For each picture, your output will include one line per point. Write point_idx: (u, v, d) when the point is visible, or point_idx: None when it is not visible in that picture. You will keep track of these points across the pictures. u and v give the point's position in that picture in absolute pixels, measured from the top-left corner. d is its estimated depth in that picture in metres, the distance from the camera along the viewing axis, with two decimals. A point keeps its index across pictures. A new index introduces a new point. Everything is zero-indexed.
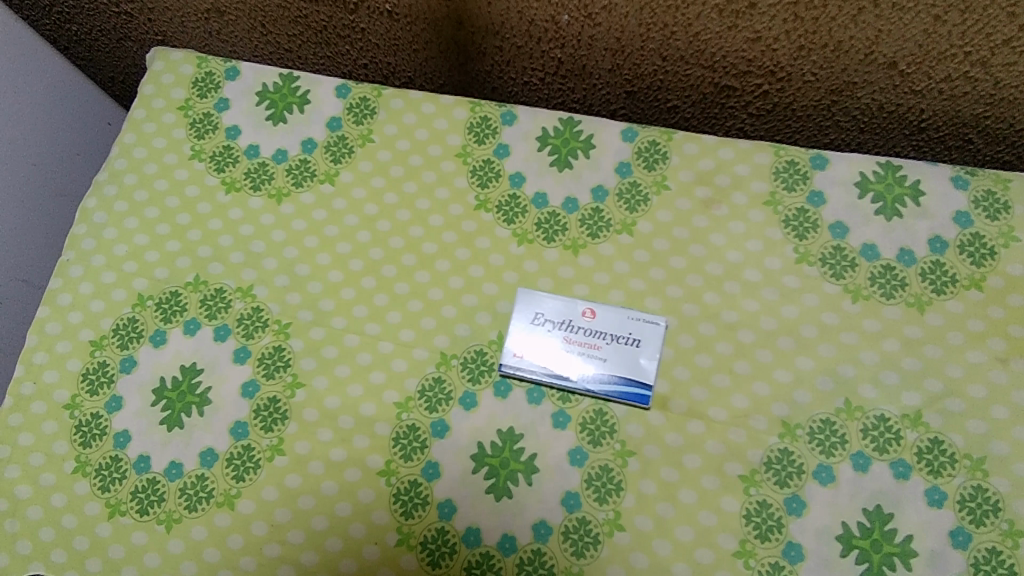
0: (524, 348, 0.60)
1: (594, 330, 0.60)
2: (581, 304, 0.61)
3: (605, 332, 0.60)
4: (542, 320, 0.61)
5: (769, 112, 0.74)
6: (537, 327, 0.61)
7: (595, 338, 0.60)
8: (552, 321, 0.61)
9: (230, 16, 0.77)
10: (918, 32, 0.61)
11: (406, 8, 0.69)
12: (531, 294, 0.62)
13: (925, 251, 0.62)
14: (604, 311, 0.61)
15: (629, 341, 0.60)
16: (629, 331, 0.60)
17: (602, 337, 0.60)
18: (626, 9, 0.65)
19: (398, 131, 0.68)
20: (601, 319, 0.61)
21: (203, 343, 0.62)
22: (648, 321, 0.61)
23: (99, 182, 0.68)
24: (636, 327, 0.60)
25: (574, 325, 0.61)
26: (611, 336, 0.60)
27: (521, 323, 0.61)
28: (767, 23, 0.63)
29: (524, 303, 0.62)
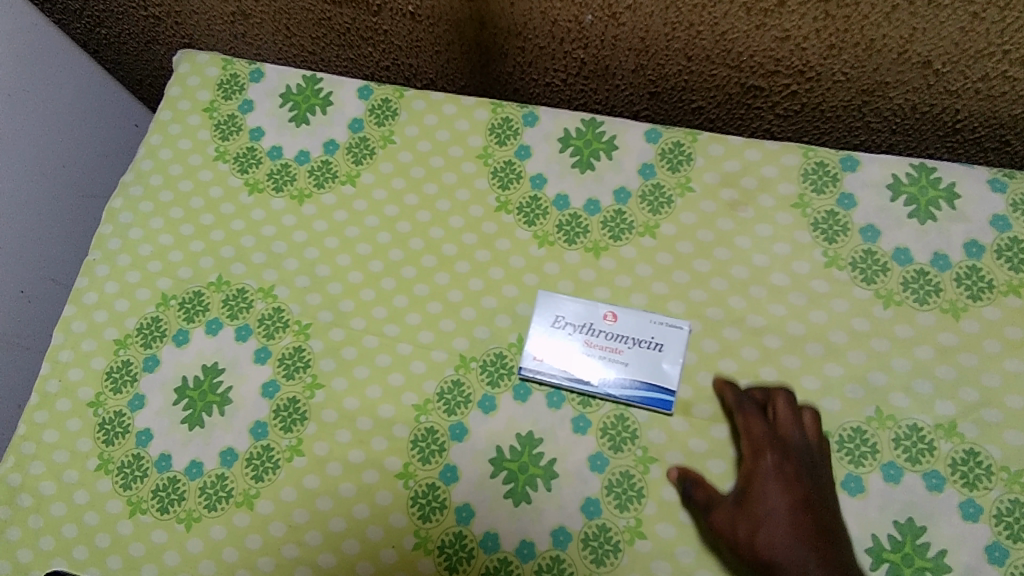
0: (544, 351, 0.59)
1: (616, 334, 0.59)
2: (602, 307, 0.61)
3: (627, 336, 0.59)
4: (562, 323, 0.60)
5: (797, 113, 0.72)
6: (557, 330, 0.60)
7: (617, 341, 0.59)
8: (572, 325, 0.60)
9: (255, 18, 0.78)
10: (955, 30, 0.59)
11: (429, 9, 0.69)
12: (551, 297, 0.61)
13: (961, 256, 0.60)
14: (626, 314, 0.60)
15: (651, 345, 0.59)
16: (651, 335, 0.59)
17: (624, 341, 0.59)
18: (651, 8, 0.64)
19: (419, 132, 0.68)
20: (623, 323, 0.60)
21: (224, 342, 0.63)
22: (671, 325, 0.60)
23: (125, 183, 0.69)
24: (659, 331, 0.59)
25: (595, 328, 0.60)
26: (633, 340, 0.59)
27: (541, 326, 0.60)
28: (796, 21, 0.62)
29: (545, 306, 0.61)
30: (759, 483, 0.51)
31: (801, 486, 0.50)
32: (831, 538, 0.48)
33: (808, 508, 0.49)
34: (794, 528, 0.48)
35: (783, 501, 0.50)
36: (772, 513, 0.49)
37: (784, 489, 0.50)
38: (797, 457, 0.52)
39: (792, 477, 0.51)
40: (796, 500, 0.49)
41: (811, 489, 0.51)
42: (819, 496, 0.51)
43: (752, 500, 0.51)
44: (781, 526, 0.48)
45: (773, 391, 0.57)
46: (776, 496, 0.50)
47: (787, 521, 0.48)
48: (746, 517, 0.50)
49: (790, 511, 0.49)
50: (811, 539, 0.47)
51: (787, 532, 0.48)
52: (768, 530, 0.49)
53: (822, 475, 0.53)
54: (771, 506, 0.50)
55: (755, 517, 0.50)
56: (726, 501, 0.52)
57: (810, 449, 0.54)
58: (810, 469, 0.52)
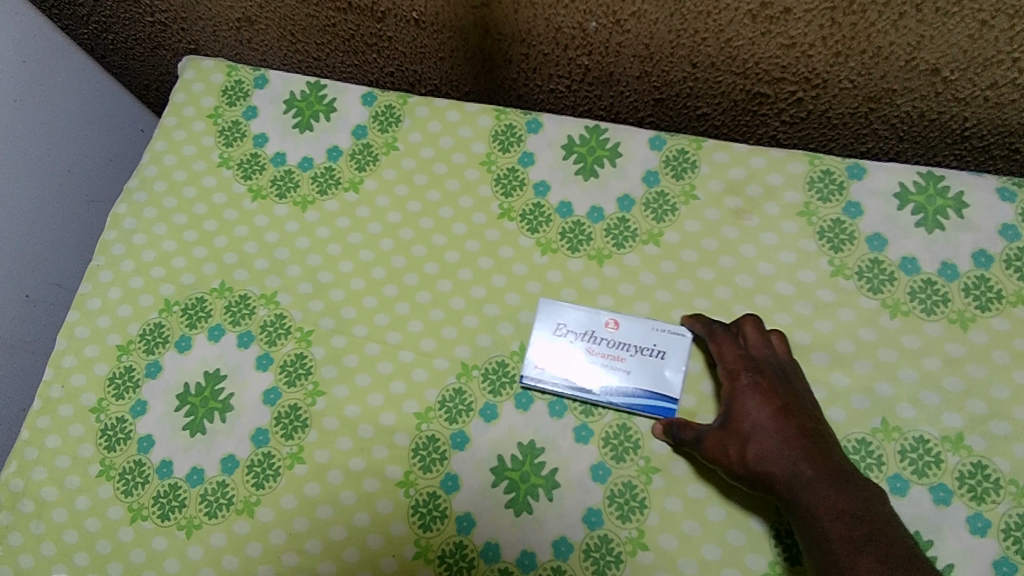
0: (546, 358, 0.59)
1: (618, 341, 0.59)
2: (604, 314, 0.60)
3: (629, 343, 0.59)
4: (564, 331, 0.60)
5: (803, 120, 0.72)
6: (558, 338, 0.60)
7: (619, 349, 0.58)
8: (574, 331, 0.60)
9: (259, 25, 0.78)
10: (963, 38, 0.59)
11: (433, 16, 0.69)
12: (553, 304, 0.61)
13: (969, 265, 0.60)
14: (628, 322, 0.59)
15: (654, 353, 0.58)
16: (654, 342, 0.58)
17: (626, 348, 0.58)
18: (656, 15, 0.63)
19: (422, 139, 0.68)
20: (625, 330, 0.59)
21: (226, 348, 0.63)
22: (674, 332, 0.59)
23: (130, 189, 0.70)
24: (661, 338, 0.58)
25: (597, 335, 0.59)
26: (635, 348, 0.58)
27: (542, 333, 0.60)
28: (802, 28, 0.61)
29: (546, 314, 0.61)
30: (738, 401, 0.53)
31: (778, 395, 0.52)
32: (816, 438, 0.50)
33: (788, 415, 0.51)
34: (778, 434, 0.50)
35: (765, 412, 0.51)
36: (756, 426, 0.51)
37: (763, 402, 0.52)
38: (769, 371, 0.54)
39: (768, 389, 0.53)
40: (777, 410, 0.52)
41: (789, 397, 0.53)
42: (798, 399, 0.53)
43: (736, 417, 0.52)
44: (767, 436, 0.50)
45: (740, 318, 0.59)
46: (756, 410, 0.52)
47: (772, 431, 0.50)
48: (734, 435, 0.52)
49: (772, 421, 0.51)
50: (797, 442, 0.49)
51: (773, 441, 0.50)
52: (755, 442, 0.51)
53: (799, 381, 0.55)
54: (754, 419, 0.51)
55: (741, 432, 0.52)
56: (712, 424, 0.54)
57: (782, 362, 0.55)
58: (784, 378, 0.54)
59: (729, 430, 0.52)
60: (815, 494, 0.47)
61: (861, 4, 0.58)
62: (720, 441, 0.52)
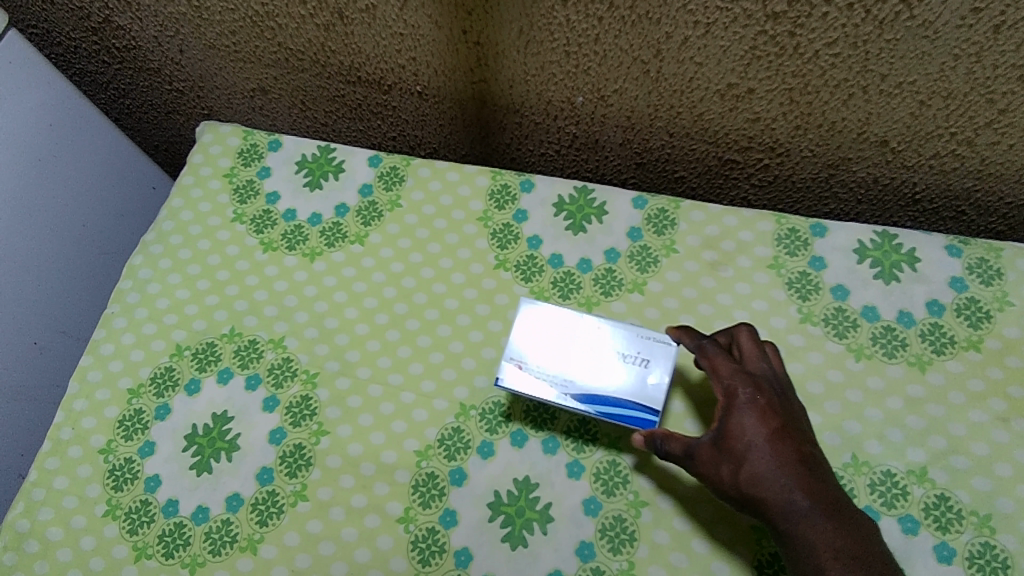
0: (526, 359, 0.58)
1: (601, 348, 0.58)
2: (588, 318, 0.60)
3: (613, 348, 0.58)
4: (546, 335, 0.59)
5: (770, 184, 0.79)
6: (541, 341, 0.59)
7: (602, 354, 0.58)
8: (557, 334, 0.59)
9: (273, 94, 0.86)
10: (905, 115, 0.67)
11: (435, 89, 0.77)
12: (537, 307, 0.60)
13: (923, 313, 0.66)
14: (612, 329, 0.59)
15: (637, 361, 0.58)
16: (637, 350, 0.58)
17: (609, 355, 0.58)
18: (636, 92, 0.71)
19: (424, 197, 0.74)
20: (608, 336, 0.59)
21: (234, 391, 0.66)
22: (659, 340, 0.58)
23: (147, 242, 0.74)
24: (646, 346, 0.58)
25: (580, 339, 0.59)
26: (618, 355, 0.58)
27: (523, 332, 0.59)
28: (765, 106, 0.69)
29: (530, 317, 0.60)
30: (735, 417, 0.53)
31: (775, 416, 0.53)
32: (810, 463, 0.51)
33: (784, 437, 0.52)
34: (774, 458, 0.51)
35: (761, 432, 0.52)
36: (752, 446, 0.51)
37: (760, 421, 0.53)
38: (766, 389, 0.55)
39: (765, 408, 0.53)
40: (773, 430, 0.52)
41: (785, 417, 0.53)
42: (792, 419, 0.54)
43: (731, 434, 0.53)
44: (762, 457, 0.51)
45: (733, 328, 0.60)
46: (754, 430, 0.52)
47: (768, 452, 0.51)
48: (727, 454, 0.52)
49: (768, 442, 0.51)
50: (794, 468, 0.50)
51: (768, 463, 0.51)
52: (750, 464, 0.51)
53: (790, 400, 0.56)
54: (750, 438, 0.52)
55: (735, 451, 0.52)
56: (704, 438, 0.54)
57: (776, 378, 0.57)
58: (779, 396, 0.55)
59: (722, 448, 0.53)
60: (809, 525, 0.48)
61: (814, 86, 0.66)
62: (712, 458, 0.53)
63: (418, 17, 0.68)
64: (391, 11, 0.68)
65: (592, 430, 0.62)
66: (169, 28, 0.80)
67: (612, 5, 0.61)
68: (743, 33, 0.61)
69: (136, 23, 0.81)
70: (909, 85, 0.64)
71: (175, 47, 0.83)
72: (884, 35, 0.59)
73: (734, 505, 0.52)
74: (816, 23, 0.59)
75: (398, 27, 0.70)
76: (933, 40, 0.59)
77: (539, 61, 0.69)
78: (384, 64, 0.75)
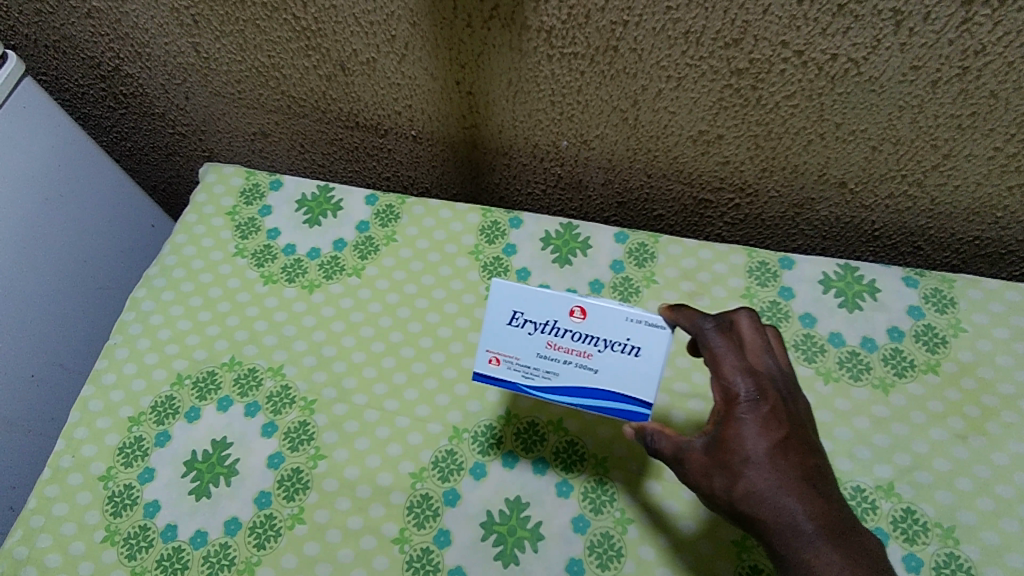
0: (503, 352, 0.55)
1: (584, 335, 0.53)
2: (570, 301, 0.53)
3: (599, 335, 0.53)
4: (522, 321, 0.54)
5: (741, 222, 0.86)
6: (516, 328, 0.54)
7: (586, 343, 0.53)
8: (534, 321, 0.54)
9: (273, 138, 0.91)
10: (860, 159, 0.73)
11: (428, 134, 0.83)
12: (510, 288, 0.54)
13: (885, 339, 0.71)
14: (598, 310, 0.52)
15: (626, 349, 0.53)
16: (627, 336, 0.53)
17: (594, 343, 0.53)
18: (615, 138, 0.77)
19: (418, 233, 0.78)
20: (592, 320, 0.53)
21: (234, 418, 0.68)
22: (652, 324, 0.52)
23: (150, 275, 0.77)
24: (636, 332, 0.52)
25: (561, 326, 0.53)
26: (604, 343, 0.53)
27: (497, 322, 0.55)
28: (734, 151, 0.75)
29: (502, 300, 0.54)
30: (735, 426, 0.49)
31: (777, 425, 0.49)
32: (813, 480, 0.49)
33: (785, 450, 0.49)
34: (775, 475, 0.48)
35: (762, 445, 0.49)
36: (752, 461, 0.48)
37: (761, 433, 0.49)
38: (770, 393, 0.51)
39: (767, 418, 0.50)
40: (774, 443, 0.49)
41: (787, 426, 0.50)
42: (795, 426, 0.51)
43: (729, 446, 0.49)
44: (762, 474, 0.48)
45: (733, 312, 0.55)
46: (755, 443, 0.48)
47: (769, 469, 0.48)
48: (723, 468, 0.49)
49: (770, 457, 0.48)
50: (796, 488, 0.48)
51: (768, 482, 0.48)
52: (748, 481, 0.48)
53: (791, 400, 0.53)
54: (750, 451, 0.48)
55: (733, 465, 0.49)
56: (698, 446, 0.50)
57: (778, 376, 0.53)
58: (781, 400, 0.51)
59: (718, 460, 0.49)
60: (812, 552, 0.46)
61: (777, 133, 0.72)
62: (706, 471, 0.50)
63: (414, 69, 0.74)
64: (390, 64, 0.74)
65: (580, 451, 0.65)
66: (177, 77, 0.85)
67: (593, 61, 0.67)
68: (710, 87, 0.68)
69: (145, 72, 0.86)
70: (862, 133, 0.70)
71: (182, 94, 0.88)
72: (835, 89, 0.65)
73: (727, 517, 0.50)
74: (775, 78, 0.65)
75: (396, 78, 0.75)
76: (879, 94, 0.65)
77: (527, 109, 0.75)
78: (381, 111, 0.81)
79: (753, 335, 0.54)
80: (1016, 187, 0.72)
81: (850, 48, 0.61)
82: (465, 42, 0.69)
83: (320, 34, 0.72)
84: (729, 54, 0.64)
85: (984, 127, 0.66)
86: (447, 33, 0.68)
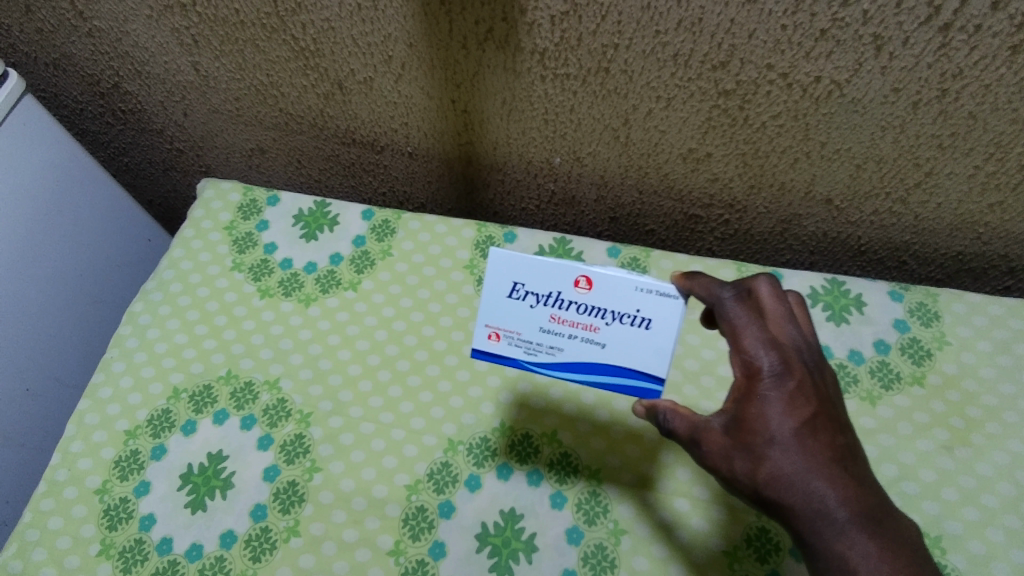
0: (504, 327, 0.56)
1: (590, 307, 0.53)
2: (574, 271, 0.52)
3: (604, 307, 0.53)
4: (525, 293, 0.54)
5: (731, 237, 0.88)
6: (519, 300, 0.54)
7: (593, 316, 0.53)
8: (537, 294, 0.54)
9: (271, 154, 0.92)
10: (845, 177, 0.75)
11: (424, 150, 0.84)
12: (512, 259, 0.54)
13: (872, 352, 0.73)
14: (606, 280, 0.52)
15: (636, 321, 0.52)
16: (637, 307, 0.52)
17: (602, 316, 0.53)
18: (608, 155, 0.79)
19: (414, 247, 0.79)
20: (598, 292, 0.52)
21: (230, 431, 0.68)
22: (663, 294, 0.52)
23: (147, 290, 0.78)
24: (647, 302, 0.52)
25: (565, 298, 0.53)
26: (611, 315, 0.53)
27: (497, 296, 0.55)
28: (723, 169, 0.77)
29: (503, 270, 0.54)
30: (758, 406, 0.48)
31: (803, 402, 0.48)
32: (843, 461, 0.47)
33: (812, 428, 0.48)
34: (803, 457, 0.47)
35: (788, 425, 0.47)
36: (778, 443, 0.47)
37: (786, 412, 0.48)
38: (795, 367, 0.49)
39: (792, 395, 0.48)
40: (800, 422, 0.48)
41: (812, 401, 0.49)
42: (820, 401, 0.49)
43: (753, 426, 0.48)
44: (789, 456, 0.47)
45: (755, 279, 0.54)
46: (780, 423, 0.47)
47: (796, 451, 0.47)
48: (745, 451, 0.48)
49: (797, 437, 0.47)
50: (825, 471, 0.47)
51: (795, 465, 0.47)
52: (773, 464, 0.47)
53: (816, 370, 0.51)
54: (775, 432, 0.47)
55: (756, 447, 0.47)
56: (715, 424, 0.49)
57: (804, 347, 0.51)
58: (808, 372, 0.49)
59: (739, 442, 0.48)
60: (846, 543, 0.45)
61: (764, 151, 0.74)
62: (727, 453, 0.48)
63: (410, 88, 0.75)
64: (387, 83, 0.75)
65: (574, 462, 0.66)
66: (176, 95, 0.86)
67: (585, 82, 0.69)
68: (699, 107, 0.70)
69: (144, 90, 0.87)
70: (846, 152, 0.72)
71: (180, 111, 0.89)
72: (820, 110, 0.67)
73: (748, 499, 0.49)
74: (762, 99, 0.67)
75: (392, 97, 0.77)
76: (862, 114, 0.67)
77: (520, 127, 0.77)
78: (378, 128, 0.82)
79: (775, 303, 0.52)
80: (996, 204, 0.74)
81: (833, 71, 0.63)
82: (461, 63, 0.70)
83: (319, 54, 0.73)
84: (716, 76, 0.66)
85: (964, 146, 0.69)
86: (443, 54, 0.70)
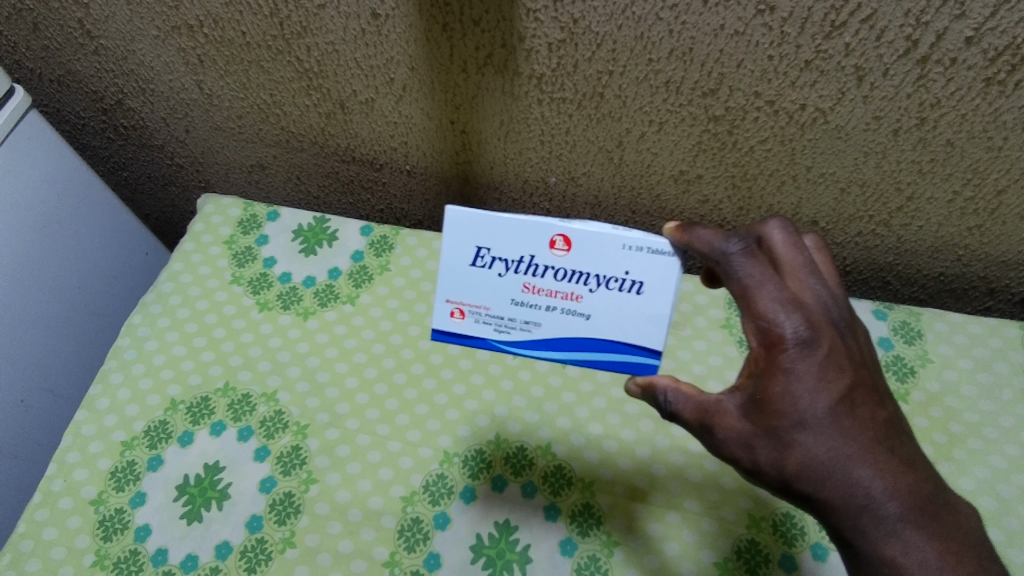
0: (467, 302, 0.57)
1: (570, 274, 0.54)
2: (549, 232, 0.53)
3: (586, 272, 0.53)
4: (496, 261, 0.54)
5: None
6: (487, 270, 0.55)
7: (575, 284, 0.54)
8: (506, 261, 0.54)
9: (270, 170, 0.94)
10: (830, 200, 0.78)
11: (422, 169, 0.86)
12: (482, 222, 0.54)
13: None
14: (586, 240, 0.52)
15: (624, 285, 0.54)
16: (625, 270, 0.53)
17: (586, 282, 0.54)
18: (601, 175, 0.81)
19: (411, 263, 0.81)
20: (577, 254, 0.53)
21: (226, 443, 0.69)
22: (654, 251, 0.52)
23: (146, 302, 0.78)
24: (635, 263, 0.53)
25: (539, 264, 0.54)
26: (596, 282, 0.54)
27: (460, 265, 0.56)
28: (713, 190, 0.80)
29: (470, 236, 0.55)
30: (784, 381, 0.46)
31: (833, 369, 0.47)
32: (886, 442, 0.48)
33: (846, 404, 0.47)
34: (841, 439, 0.47)
35: (822, 403, 0.46)
36: (812, 424, 0.46)
37: (818, 385, 0.46)
38: (820, 329, 0.47)
39: (823, 364, 0.47)
40: (832, 399, 0.47)
41: (840, 368, 0.47)
42: (853, 370, 0.48)
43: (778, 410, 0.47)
44: (822, 442, 0.47)
45: (761, 228, 0.51)
46: (812, 401, 0.46)
47: (833, 433, 0.47)
48: (771, 438, 0.47)
49: (835, 419, 0.47)
50: (868, 458, 0.47)
51: (830, 451, 0.47)
52: (805, 450, 0.47)
53: (842, 328, 0.50)
54: (807, 410, 0.46)
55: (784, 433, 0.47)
56: (732, 404, 0.49)
57: (826, 303, 0.49)
58: (834, 333, 0.48)
59: (763, 427, 0.47)
60: (901, 549, 0.46)
61: (753, 175, 0.76)
62: (747, 441, 0.48)
63: (410, 109, 0.78)
64: (388, 104, 0.78)
65: (567, 475, 0.67)
66: (179, 112, 0.88)
67: (580, 105, 0.72)
68: (690, 131, 0.72)
69: (147, 107, 0.89)
70: (831, 175, 0.74)
71: (182, 128, 0.91)
72: (805, 136, 0.70)
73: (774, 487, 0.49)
74: (749, 125, 0.70)
75: (392, 117, 0.79)
76: (845, 140, 0.70)
77: (517, 147, 0.79)
78: (378, 147, 0.85)
79: (786, 256, 0.50)
80: (975, 227, 0.77)
81: (817, 100, 0.66)
82: (460, 86, 0.73)
83: (322, 75, 0.76)
84: (706, 103, 0.68)
85: (943, 172, 0.71)
86: (442, 76, 0.72)
